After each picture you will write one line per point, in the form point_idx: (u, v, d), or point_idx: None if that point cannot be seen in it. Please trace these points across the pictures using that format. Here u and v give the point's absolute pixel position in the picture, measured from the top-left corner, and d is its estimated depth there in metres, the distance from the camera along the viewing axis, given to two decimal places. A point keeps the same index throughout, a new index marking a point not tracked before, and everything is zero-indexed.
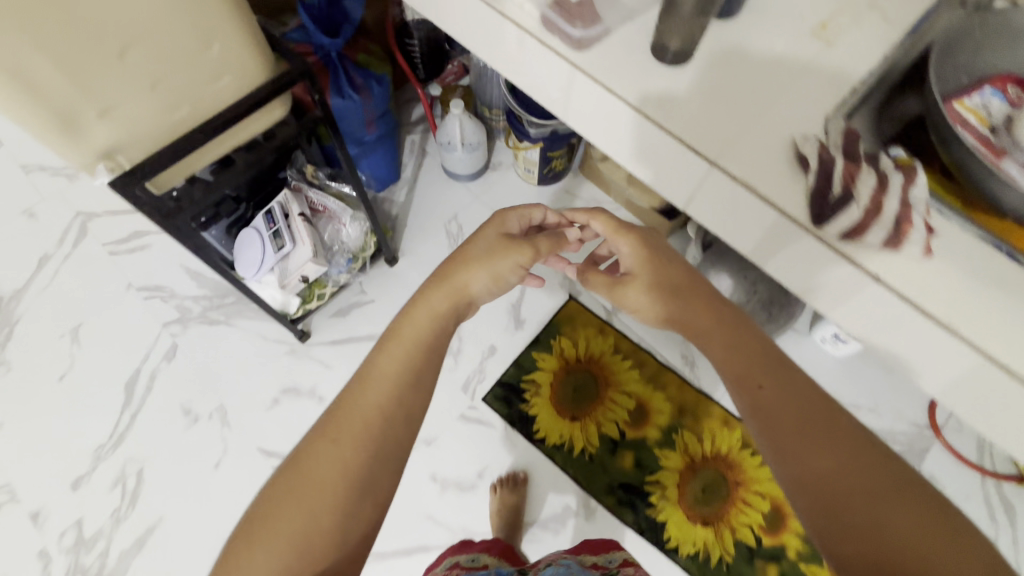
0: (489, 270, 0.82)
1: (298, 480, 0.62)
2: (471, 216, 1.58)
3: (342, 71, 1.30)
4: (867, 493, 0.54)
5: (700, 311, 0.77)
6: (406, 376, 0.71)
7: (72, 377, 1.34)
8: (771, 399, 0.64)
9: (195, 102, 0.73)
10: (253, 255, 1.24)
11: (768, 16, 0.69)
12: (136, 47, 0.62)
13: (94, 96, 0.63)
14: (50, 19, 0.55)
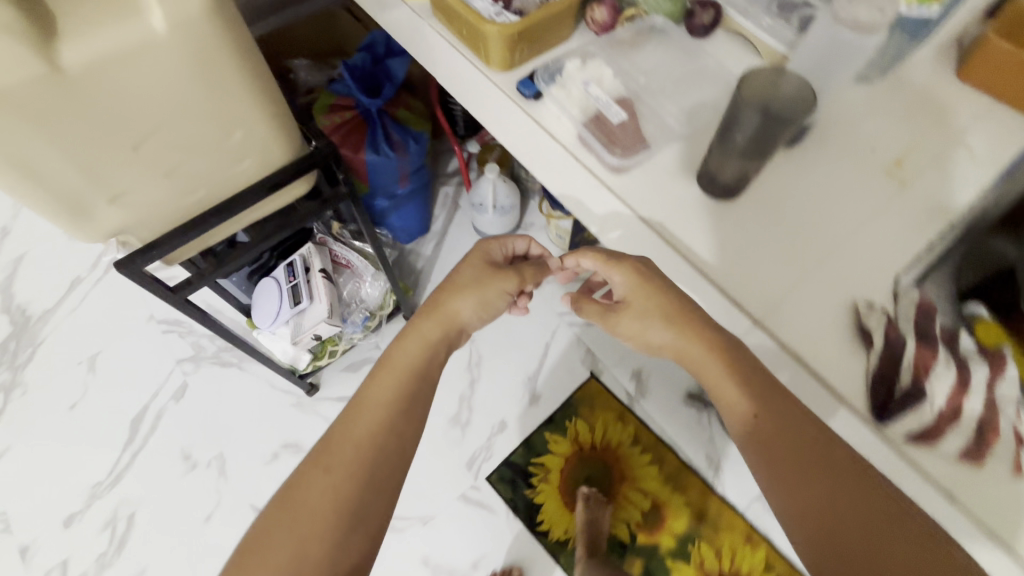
0: (478, 295, 0.76)
1: (289, 508, 0.61)
2: None
3: (381, 128, 1.28)
4: (874, 544, 0.46)
5: (701, 347, 0.56)
6: (400, 400, 0.69)
7: (82, 407, 1.33)
8: (770, 433, 0.52)
9: (213, 185, 0.71)
10: (271, 307, 1.21)
11: (831, 150, 0.62)
12: (153, 139, 0.60)
13: (105, 184, 0.61)
14: (62, 117, 0.53)
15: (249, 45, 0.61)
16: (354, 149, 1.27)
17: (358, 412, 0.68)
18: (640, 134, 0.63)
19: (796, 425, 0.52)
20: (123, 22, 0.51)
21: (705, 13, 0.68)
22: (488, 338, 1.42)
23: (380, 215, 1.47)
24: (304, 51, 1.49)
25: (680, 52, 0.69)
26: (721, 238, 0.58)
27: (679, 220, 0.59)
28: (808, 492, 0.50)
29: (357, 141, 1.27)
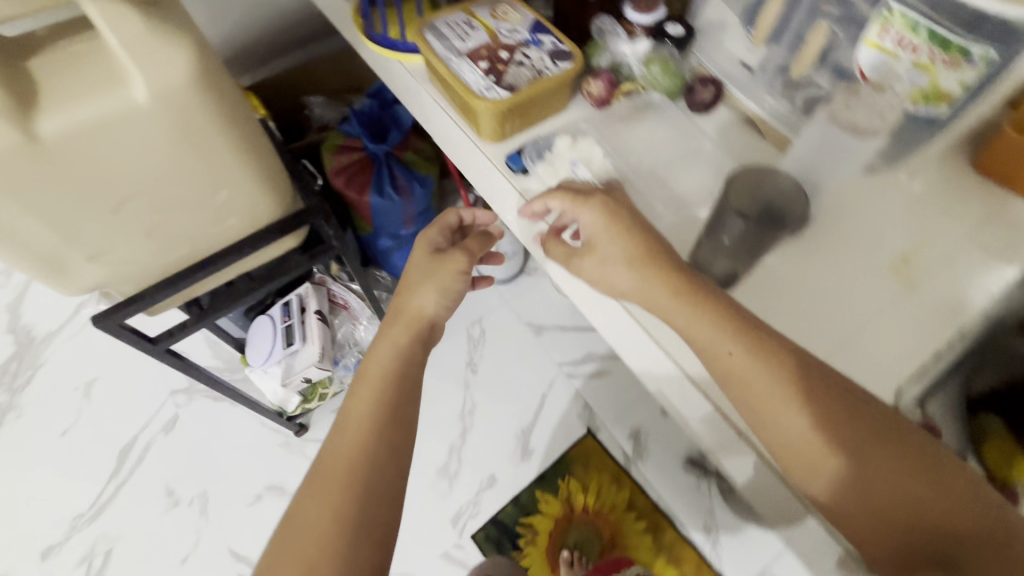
0: (436, 284, 0.72)
1: (293, 531, 0.56)
2: (496, 322, 1.48)
3: (387, 170, 1.27)
4: (867, 467, 0.46)
5: (667, 291, 0.52)
6: (384, 403, 0.64)
7: (73, 434, 1.33)
8: (748, 376, 0.49)
9: (197, 242, 0.70)
10: (264, 345, 1.20)
11: (835, 242, 0.59)
12: (133, 202, 0.60)
13: (83, 245, 0.61)
14: (39, 185, 0.53)
15: (237, 113, 0.62)
16: (359, 191, 1.27)
17: (341, 423, 0.63)
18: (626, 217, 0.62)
19: (773, 366, 0.49)
20: (103, 93, 0.51)
21: (705, 90, 0.67)
22: (484, 386, 1.39)
23: (384, 254, 1.45)
24: (317, 84, 1.47)
25: (677, 128, 0.67)
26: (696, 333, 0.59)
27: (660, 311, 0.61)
28: (795, 428, 0.48)
29: (363, 183, 1.26)
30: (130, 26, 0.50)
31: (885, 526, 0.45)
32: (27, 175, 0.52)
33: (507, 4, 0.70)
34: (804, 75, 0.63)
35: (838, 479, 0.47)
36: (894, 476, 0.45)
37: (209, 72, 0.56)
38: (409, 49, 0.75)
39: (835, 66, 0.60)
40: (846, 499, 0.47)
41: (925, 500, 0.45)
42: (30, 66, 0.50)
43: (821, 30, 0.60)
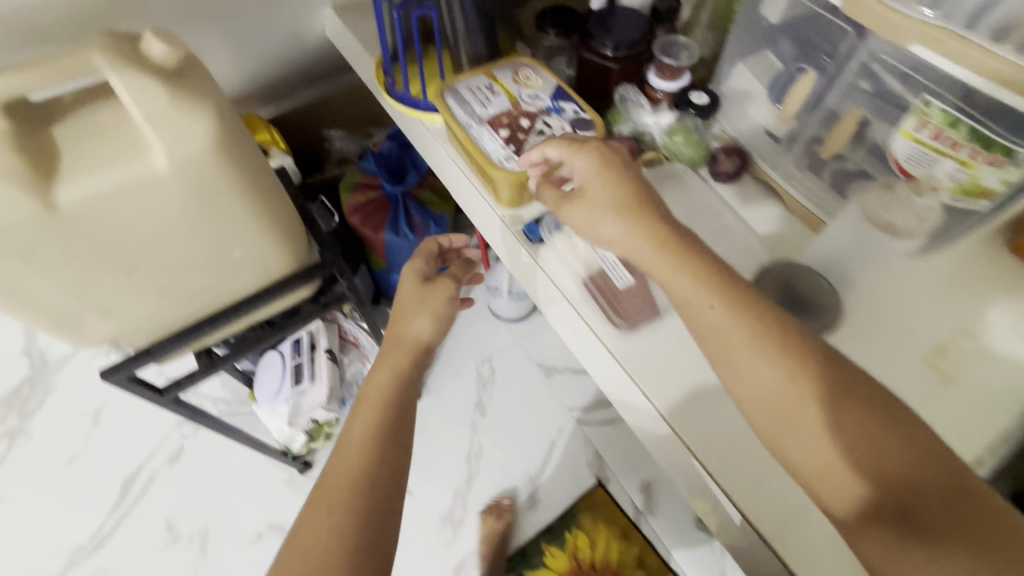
0: (429, 310, 0.73)
1: (296, 554, 0.53)
2: (507, 361, 1.45)
3: (403, 210, 1.26)
4: (840, 423, 0.41)
5: (652, 244, 0.49)
6: (387, 425, 0.63)
7: (79, 462, 1.33)
8: (723, 328, 0.45)
9: (209, 297, 0.70)
10: (272, 382, 1.19)
11: (868, 329, 0.55)
12: (146, 263, 0.60)
13: (96, 303, 0.60)
14: (52, 251, 0.53)
15: (252, 173, 0.61)
16: (375, 229, 1.26)
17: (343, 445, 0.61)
18: (651, 300, 0.58)
19: (753, 318, 0.45)
20: (124, 161, 0.51)
21: (728, 160, 0.66)
22: (492, 429, 1.36)
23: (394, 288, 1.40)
24: (339, 116, 1.46)
25: (701, 196, 0.65)
26: (716, 424, 0.53)
27: (678, 400, 0.54)
28: (769, 384, 0.43)
29: (379, 222, 1.26)
30: (154, 99, 0.50)
31: (851, 485, 0.39)
32: (42, 242, 0.52)
33: (529, 67, 0.69)
34: (840, 151, 0.61)
35: (807, 432, 0.41)
36: (870, 434, 0.40)
37: (229, 138, 0.56)
38: (429, 107, 0.74)
39: (871, 146, 0.59)
40: (812, 454, 0.41)
41: (902, 463, 0.39)
42: (52, 133, 0.50)
43: (856, 112, 0.58)
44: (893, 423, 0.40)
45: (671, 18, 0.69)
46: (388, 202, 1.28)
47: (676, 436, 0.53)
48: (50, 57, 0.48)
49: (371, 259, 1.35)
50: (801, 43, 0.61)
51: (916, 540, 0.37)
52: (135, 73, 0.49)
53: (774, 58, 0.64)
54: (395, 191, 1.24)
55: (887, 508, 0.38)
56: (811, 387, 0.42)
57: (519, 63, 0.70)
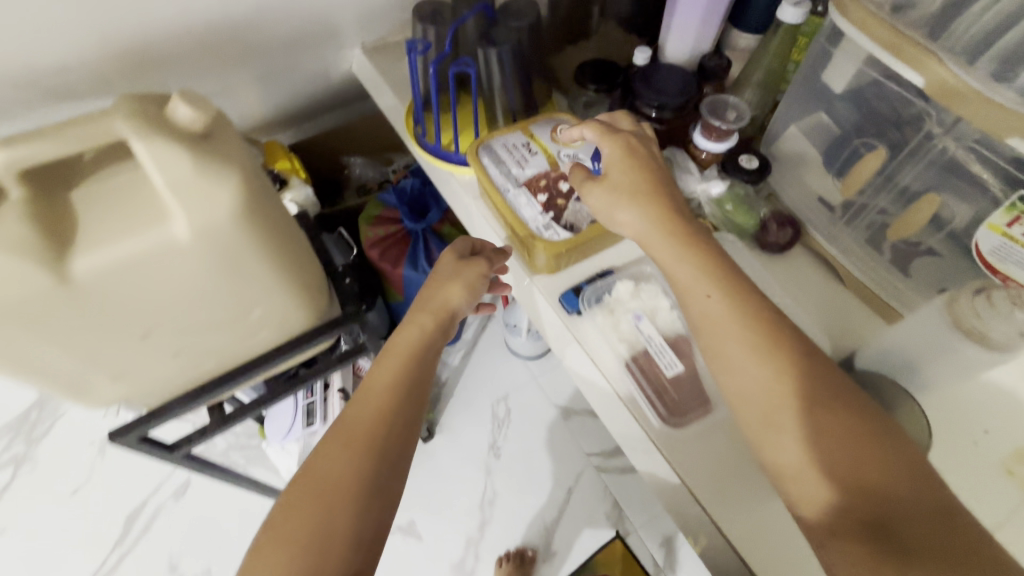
0: (463, 282, 0.60)
1: (306, 487, 0.48)
2: (524, 401, 1.38)
3: (423, 243, 1.19)
4: (830, 425, 0.40)
5: (663, 231, 0.49)
6: (414, 370, 0.56)
7: (84, 492, 1.27)
8: (721, 320, 0.44)
9: (225, 355, 0.66)
10: (284, 422, 1.14)
11: (960, 432, 0.48)
12: (162, 328, 0.57)
13: (107, 368, 0.58)
14: (64, 321, 0.50)
15: (274, 232, 0.57)
16: (393, 263, 1.19)
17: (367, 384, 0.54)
18: (703, 392, 0.53)
19: (752, 314, 0.44)
20: (143, 228, 0.48)
21: (780, 231, 0.61)
22: (506, 473, 1.30)
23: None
24: (359, 142, 1.38)
25: (751, 267, 0.60)
26: (766, 529, 0.49)
27: (723, 494, 0.50)
28: (757, 376, 0.42)
29: (398, 256, 1.19)
30: (179, 166, 0.47)
31: (827, 485, 0.39)
32: (55, 313, 0.49)
33: (568, 124, 0.66)
34: (914, 234, 0.55)
35: (791, 429, 0.40)
36: (856, 439, 0.39)
37: (255, 202, 0.53)
38: (461, 160, 0.72)
39: (951, 231, 0.53)
40: (793, 453, 0.40)
41: (883, 473, 0.38)
42: (70, 197, 0.48)
43: (932, 197, 0.53)
44: (881, 433, 0.40)
45: (720, 76, 0.65)
46: (408, 236, 1.22)
47: (717, 528, 0.49)
48: (70, 120, 0.45)
49: (387, 291, 1.26)
50: (865, 110, 0.56)
51: (885, 548, 0.36)
52: (159, 138, 0.46)
53: (831, 123, 0.60)
54: (415, 226, 1.17)
55: (858, 514, 0.37)
56: (805, 387, 0.41)
57: (557, 119, 0.67)
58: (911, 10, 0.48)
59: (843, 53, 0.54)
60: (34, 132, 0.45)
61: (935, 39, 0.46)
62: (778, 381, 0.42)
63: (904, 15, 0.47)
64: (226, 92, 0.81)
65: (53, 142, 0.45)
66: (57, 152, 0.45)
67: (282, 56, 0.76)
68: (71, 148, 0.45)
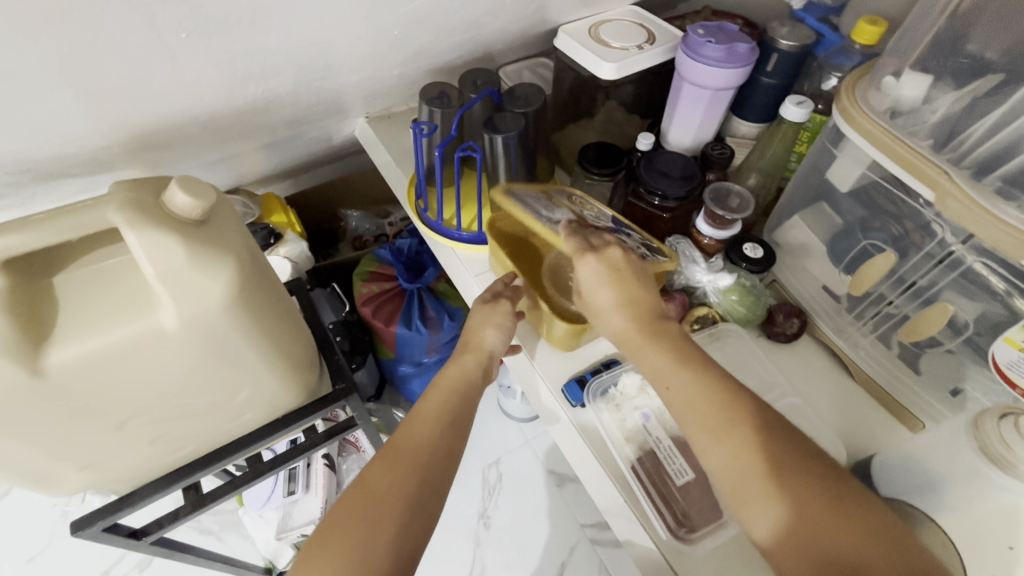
0: (493, 323, 0.58)
1: (353, 502, 0.45)
2: (516, 465, 1.30)
3: (416, 302, 1.10)
4: (801, 504, 0.38)
5: (640, 333, 0.49)
6: (461, 403, 0.53)
7: (40, 563, 1.02)
8: (688, 405, 0.44)
9: (204, 439, 0.63)
10: (263, 486, 1.05)
11: None
12: (138, 418, 0.54)
13: (77, 459, 0.55)
14: (33, 416, 0.47)
15: (265, 320, 0.55)
16: (385, 320, 1.09)
17: (417, 410, 0.52)
18: (714, 503, 0.51)
19: (715, 391, 0.43)
20: (127, 319, 0.46)
21: (788, 322, 0.60)
22: (496, 546, 1.20)
23: (401, 381, 1.20)
24: (358, 193, 1.30)
25: (755, 359, 0.59)
26: None
27: None
28: (729, 463, 0.40)
29: (391, 313, 1.09)
30: (170, 258, 0.45)
31: (800, 559, 0.36)
32: (28, 410, 0.46)
33: (581, 197, 0.64)
34: (931, 337, 0.53)
35: (763, 508, 0.38)
36: (821, 513, 0.37)
37: (248, 291, 0.51)
38: (462, 236, 0.70)
39: (970, 337, 0.50)
40: (769, 533, 0.38)
41: (856, 540, 0.36)
42: (55, 283, 0.46)
43: (946, 305, 0.51)
44: (869, 526, 0.37)
45: (722, 165, 0.65)
46: (402, 293, 1.12)
47: None
48: (59, 209, 0.44)
49: (378, 348, 1.17)
50: (870, 206, 0.56)
51: None
52: (153, 229, 0.44)
53: (834, 213, 0.60)
54: (410, 283, 1.10)
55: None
56: (772, 462, 0.39)
57: (566, 191, 0.65)
58: (906, 117, 0.50)
59: (846, 154, 0.55)
60: (21, 222, 0.43)
61: (939, 150, 0.47)
62: (748, 468, 0.39)
63: (898, 121, 0.50)
64: (228, 158, 0.80)
65: (38, 232, 0.43)
66: (40, 244, 0.43)
67: (287, 127, 0.76)
68: (59, 238, 0.43)
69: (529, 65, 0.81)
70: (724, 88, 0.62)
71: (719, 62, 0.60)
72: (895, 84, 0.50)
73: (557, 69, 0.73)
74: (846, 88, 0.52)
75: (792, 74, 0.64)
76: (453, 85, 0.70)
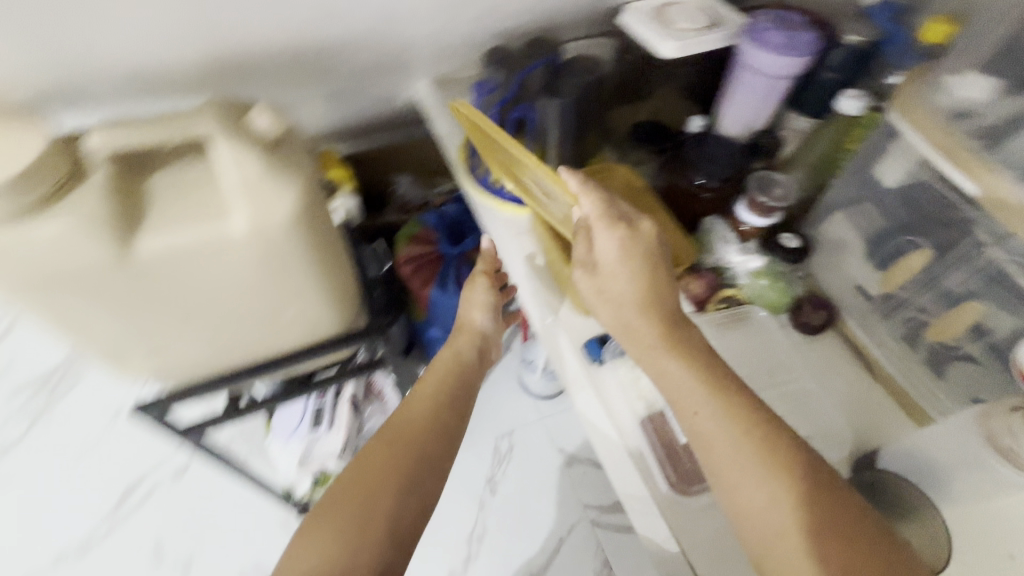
0: (477, 304, 0.75)
1: (357, 473, 0.54)
2: (529, 439, 1.33)
3: (453, 266, 1.15)
4: (818, 542, 0.40)
5: (667, 351, 0.49)
6: (453, 396, 0.63)
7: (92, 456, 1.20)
8: (715, 434, 0.45)
9: (252, 349, 0.69)
10: (291, 416, 1.11)
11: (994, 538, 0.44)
12: (200, 316, 0.60)
13: (144, 345, 0.62)
14: (115, 297, 0.54)
15: (320, 242, 0.60)
16: (422, 282, 1.15)
17: (414, 398, 0.62)
18: None
19: (740, 420, 0.45)
20: (203, 220, 0.51)
21: (814, 312, 0.62)
22: (499, 511, 1.24)
23: (428, 342, 1.25)
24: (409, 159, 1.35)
25: (777, 343, 0.61)
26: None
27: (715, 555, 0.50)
28: (755, 499, 0.42)
29: (430, 275, 1.14)
30: (244, 168, 0.51)
31: None
32: (111, 291, 0.53)
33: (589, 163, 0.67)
34: (953, 338, 0.55)
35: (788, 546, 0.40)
36: (840, 552, 0.39)
37: (309, 212, 0.56)
38: (508, 198, 0.73)
39: (995, 343, 0.53)
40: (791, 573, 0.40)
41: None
42: (148, 182, 0.52)
43: (976, 305, 0.54)
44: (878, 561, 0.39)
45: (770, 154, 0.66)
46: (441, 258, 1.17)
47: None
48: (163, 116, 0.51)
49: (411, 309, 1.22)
50: (913, 213, 0.57)
51: None
52: (241, 142, 0.51)
53: (879, 214, 0.60)
54: (449, 249, 1.15)
55: None
56: (795, 499, 0.41)
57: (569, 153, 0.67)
58: (966, 121, 0.49)
59: (901, 149, 0.54)
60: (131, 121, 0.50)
61: (992, 150, 0.47)
62: (772, 503, 0.42)
63: (962, 125, 0.49)
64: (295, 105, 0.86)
65: (141, 131, 0.50)
66: (145, 141, 0.50)
67: (354, 79, 0.81)
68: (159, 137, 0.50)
69: (591, 43, 0.76)
70: (783, 76, 0.62)
71: (780, 49, 0.60)
72: (954, 84, 0.50)
73: (619, 47, 0.75)
74: (904, 85, 0.52)
75: (850, 69, 0.64)
76: (514, 51, 0.73)
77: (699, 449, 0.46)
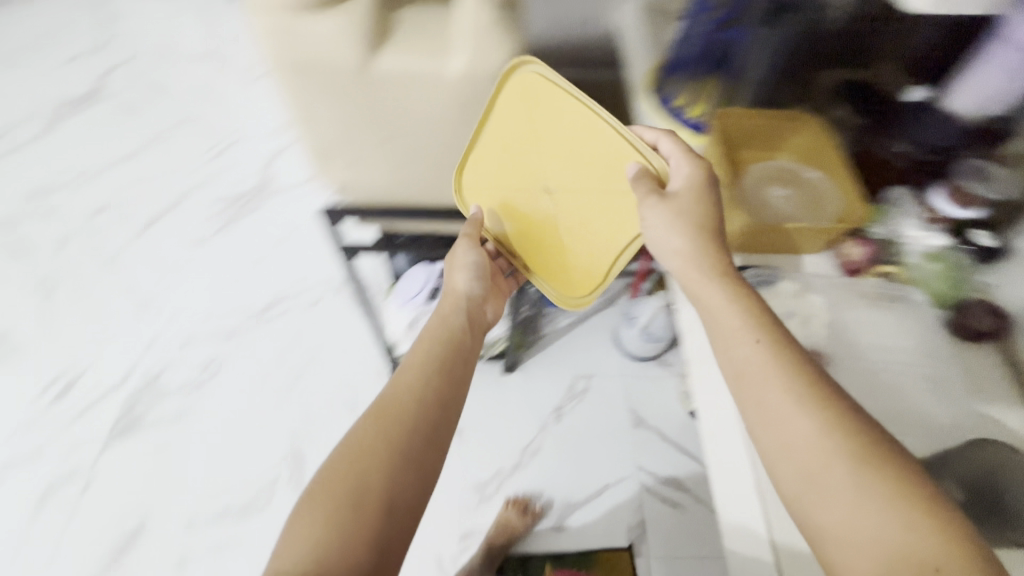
0: (460, 268, 0.77)
1: (354, 449, 0.57)
2: (606, 388, 1.36)
3: None
4: (860, 473, 0.43)
5: (729, 286, 0.55)
6: (439, 365, 0.67)
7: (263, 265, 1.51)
8: (755, 365, 0.50)
9: (422, 188, 0.82)
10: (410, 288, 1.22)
11: None
12: (397, 141, 0.73)
13: (347, 156, 0.76)
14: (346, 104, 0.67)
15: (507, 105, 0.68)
16: None
17: (403, 371, 0.65)
18: None
19: (781, 354, 0.50)
20: (430, 55, 0.62)
21: (984, 317, 0.60)
22: (558, 438, 1.30)
23: None
24: None
25: (925, 329, 0.61)
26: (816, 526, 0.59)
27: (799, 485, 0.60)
28: (800, 430, 0.46)
29: None
30: (478, 14, 0.59)
31: (851, 517, 0.42)
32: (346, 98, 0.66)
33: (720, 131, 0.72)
34: None
35: (834, 474, 0.44)
36: (879, 484, 0.42)
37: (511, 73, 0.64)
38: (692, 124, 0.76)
39: None
40: (840, 518, 0.43)
41: (915, 515, 0.41)
42: (396, 14, 0.63)
43: None
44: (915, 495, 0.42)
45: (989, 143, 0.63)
46: None
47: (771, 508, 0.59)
48: None
49: None
50: None
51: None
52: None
53: None
54: None
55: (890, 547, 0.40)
56: (835, 429, 0.45)
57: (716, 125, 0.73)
58: None
59: None
60: None
61: None
62: (814, 438, 0.46)
63: None
64: None
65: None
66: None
67: None
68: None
69: None
70: None
71: None
72: None
73: None
74: None
75: None
76: None
77: (739, 383, 0.51)
